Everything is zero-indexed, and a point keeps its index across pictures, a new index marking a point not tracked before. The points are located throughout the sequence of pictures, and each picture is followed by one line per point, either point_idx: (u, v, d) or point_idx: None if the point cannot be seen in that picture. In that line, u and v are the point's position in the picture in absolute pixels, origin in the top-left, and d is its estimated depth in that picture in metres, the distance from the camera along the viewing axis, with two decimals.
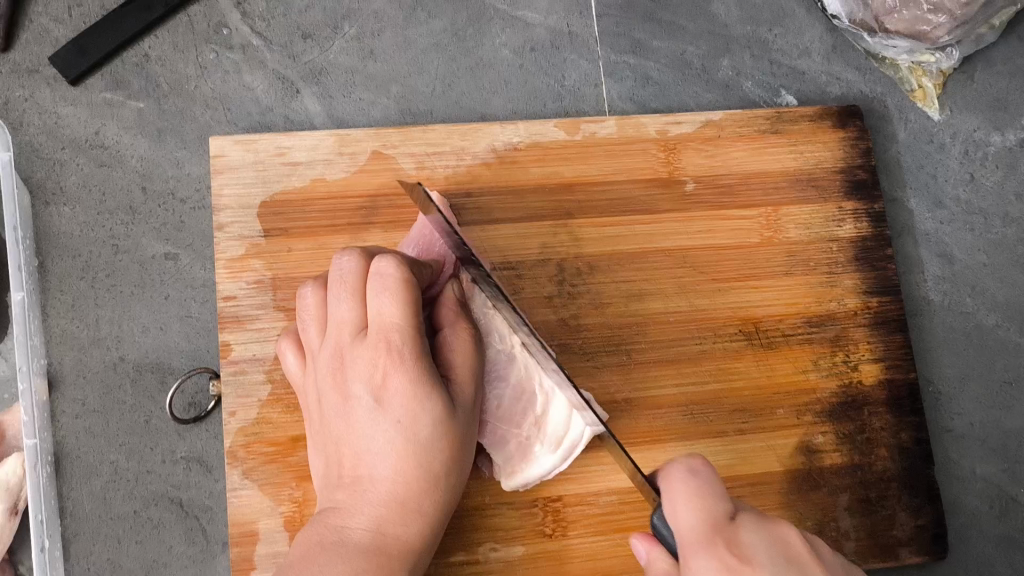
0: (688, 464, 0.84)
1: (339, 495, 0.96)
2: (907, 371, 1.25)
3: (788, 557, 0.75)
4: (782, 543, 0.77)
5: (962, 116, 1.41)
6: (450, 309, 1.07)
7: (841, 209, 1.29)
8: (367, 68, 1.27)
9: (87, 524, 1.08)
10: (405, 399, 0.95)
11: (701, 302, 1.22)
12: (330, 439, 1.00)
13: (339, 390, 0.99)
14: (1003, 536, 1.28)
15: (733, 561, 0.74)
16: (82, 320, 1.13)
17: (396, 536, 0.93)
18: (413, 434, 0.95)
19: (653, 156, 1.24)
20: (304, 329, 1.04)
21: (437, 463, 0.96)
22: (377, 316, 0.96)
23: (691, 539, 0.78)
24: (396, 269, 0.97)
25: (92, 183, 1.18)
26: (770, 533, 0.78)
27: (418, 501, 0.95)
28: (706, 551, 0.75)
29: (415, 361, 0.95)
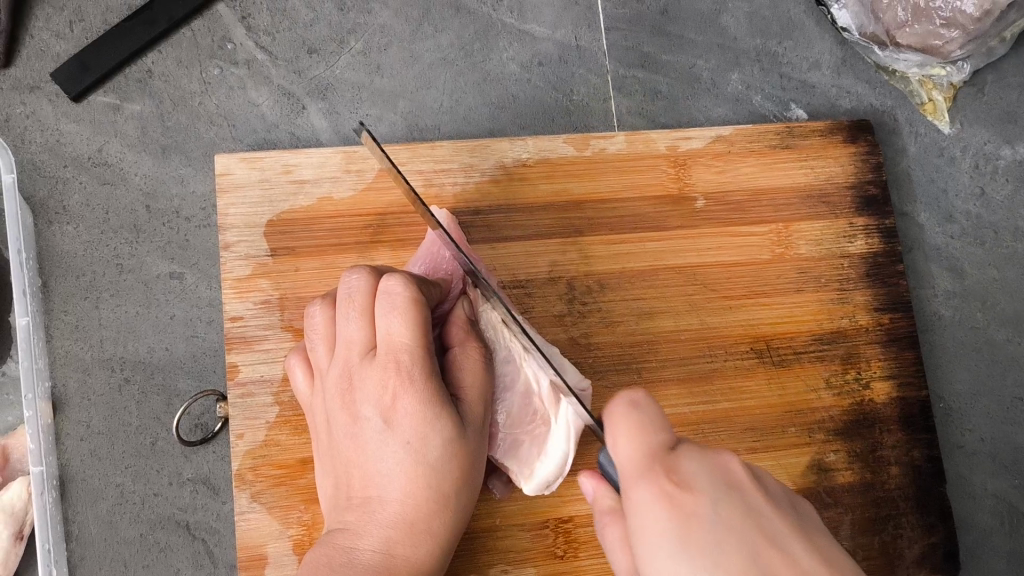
0: (630, 395, 0.74)
1: (348, 516, 0.95)
2: (919, 388, 1.24)
3: (731, 484, 0.68)
4: (726, 469, 0.70)
5: (972, 130, 1.40)
6: (459, 329, 1.06)
7: (852, 225, 1.28)
8: (374, 83, 1.26)
9: (92, 549, 1.07)
10: (415, 420, 0.94)
11: (712, 320, 1.21)
12: (338, 460, 0.98)
13: (347, 411, 0.97)
14: (1015, 553, 1.27)
15: (671, 490, 0.67)
16: (86, 341, 1.12)
17: (406, 557, 0.92)
18: (423, 456, 0.94)
19: (663, 172, 1.23)
20: (312, 348, 1.03)
21: (447, 484, 0.95)
22: (387, 336, 0.95)
23: (631, 473, 0.70)
24: (405, 287, 0.95)
25: (96, 202, 1.16)
26: (716, 461, 0.70)
27: (428, 522, 0.94)
28: (645, 482, 0.68)
29: (424, 382, 0.94)
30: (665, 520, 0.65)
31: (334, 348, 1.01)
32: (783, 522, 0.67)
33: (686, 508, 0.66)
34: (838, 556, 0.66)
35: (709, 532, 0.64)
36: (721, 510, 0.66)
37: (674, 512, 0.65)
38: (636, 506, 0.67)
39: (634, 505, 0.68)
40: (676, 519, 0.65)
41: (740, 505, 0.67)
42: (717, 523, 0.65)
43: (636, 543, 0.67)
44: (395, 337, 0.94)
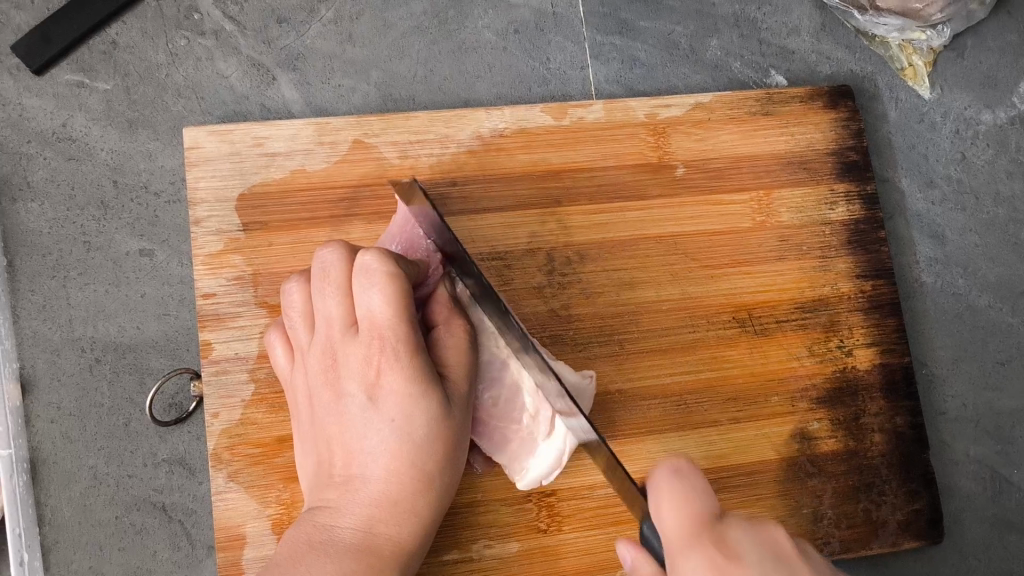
0: (673, 464, 0.81)
1: (329, 495, 0.93)
2: (901, 354, 1.24)
3: (783, 563, 0.72)
4: (773, 541, 0.75)
5: (953, 94, 1.39)
6: (444, 305, 1.03)
7: (833, 191, 1.27)
8: (346, 53, 1.23)
9: (66, 532, 1.04)
10: (401, 397, 0.92)
11: (694, 289, 1.20)
12: (320, 439, 0.97)
13: (330, 388, 0.96)
14: (997, 518, 1.27)
15: (725, 565, 0.71)
16: (55, 321, 1.09)
17: (389, 536, 0.91)
18: (408, 434, 0.92)
19: (642, 141, 1.21)
20: (291, 325, 1.00)
21: (432, 462, 0.93)
22: (368, 313, 0.93)
23: (677, 540, 0.76)
24: (383, 262, 0.92)
25: (61, 178, 1.13)
26: (761, 534, 0.75)
27: (412, 500, 0.93)
28: (694, 552, 0.73)
29: (410, 358, 0.92)
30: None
31: (314, 325, 0.99)
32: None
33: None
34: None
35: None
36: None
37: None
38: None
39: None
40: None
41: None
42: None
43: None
44: (377, 314, 0.92)
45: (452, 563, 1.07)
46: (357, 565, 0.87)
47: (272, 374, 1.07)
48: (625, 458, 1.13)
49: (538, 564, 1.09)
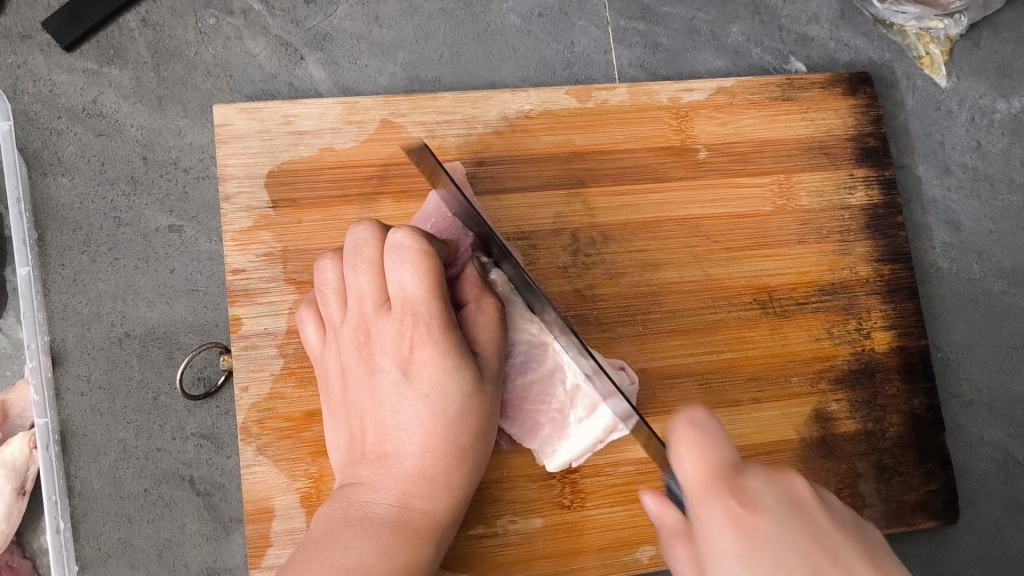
0: (690, 418, 0.72)
1: (363, 470, 0.94)
2: (919, 338, 1.26)
3: (805, 516, 0.67)
4: (792, 490, 0.69)
5: (968, 83, 1.41)
6: (473, 283, 1.04)
7: (852, 176, 1.28)
8: (373, 34, 1.23)
9: (96, 504, 1.05)
10: (434, 371, 0.93)
11: (716, 271, 1.21)
12: (354, 415, 0.98)
13: (363, 364, 0.97)
14: (1010, 500, 1.29)
15: (738, 511, 0.66)
16: (84, 295, 1.10)
17: (423, 510, 0.92)
18: (442, 408, 0.93)
19: (666, 124, 1.23)
20: (323, 303, 1.01)
21: (465, 436, 0.94)
22: (400, 289, 0.94)
23: (698, 493, 0.68)
24: (413, 239, 0.94)
25: (91, 153, 1.13)
26: (780, 488, 0.69)
27: (445, 475, 0.94)
28: (715, 504, 0.67)
29: (442, 333, 0.93)
30: (731, 544, 0.64)
31: (347, 302, 1.00)
32: (846, 541, 0.66)
33: (753, 527, 0.65)
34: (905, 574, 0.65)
35: (774, 547, 0.64)
36: (784, 559, 0.63)
37: (740, 531, 0.65)
38: (708, 527, 0.66)
39: (702, 528, 0.67)
40: (741, 534, 0.65)
41: (806, 529, 0.66)
42: (781, 543, 0.64)
43: (704, 557, 0.67)
44: (409, 289, 0.93)
45: (477, 538, 1.08)
46: (393, 540, 0.88)
47: (301, 349, 1.07)
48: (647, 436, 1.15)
49: (562, 539, 1.10)
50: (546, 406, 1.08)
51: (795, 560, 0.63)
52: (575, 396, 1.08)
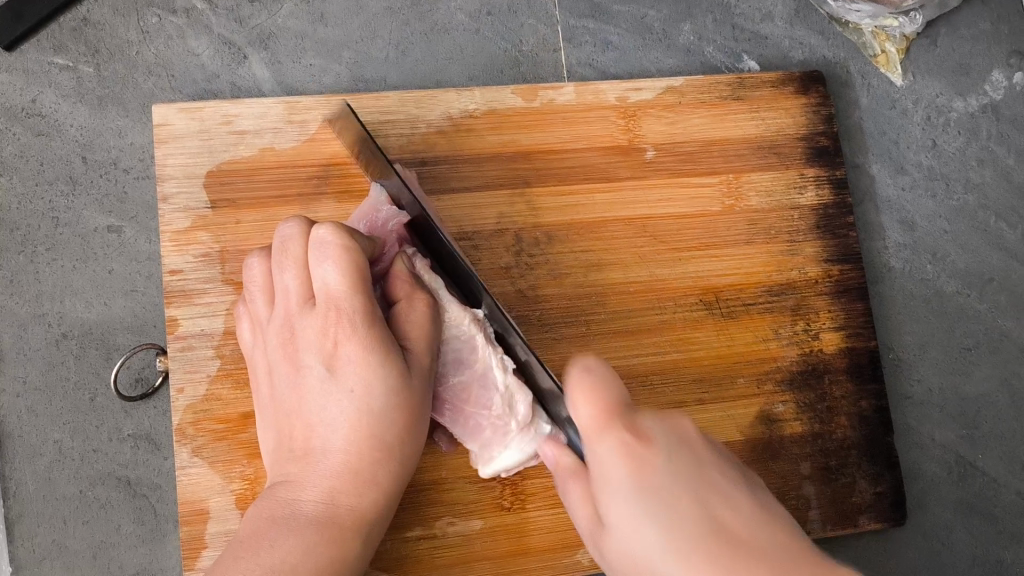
0: (584, 362, 0.80)
1: (291, 468, 0.93)
2: (868, 339, 1.25)
3: (691, 446, 0.76)
4: (678, 428, 0.78)
5: (925, 81, 1.40)
6: (403, 279, 1.03)
7: (802, 176, 1.28)
8: (318, 33, 1.23)
9: (31, 505, 1.05)
10: (358, 366, 0.93)
11: (661, 271, 1.20)
12: (281, 414, 0.97)
13: (289, 362, 0.96)
14: (961, 502, 1.28)
15: (632, 443, 0.75)
16: (21, 296, 1.09)
17: (349, 507, 0.91)
18: (367, 403, 0.92)
19: (612, 123, 1.22)
20: (251, 300, 1.01)
21: (391, 432, 0.94)
22: (324, 285, 0.94)
23: (591, 431, 0.77)
24: (336, 234, 0.95)
25: (30, 153, 1.12)
26: (669, 424, 0.78)
27: (372, 471, 0.93)
28: (611, 431, 0.76)
29: (366, 327, 0.93)
30: (622, 473, 0.73)
31: (273, 299, 1.00)
32: (721, 471, 0.75)
33: (644, 459, 0.74)
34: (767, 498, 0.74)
35: (660, 476, 0.73)
36: (661, 486, 0.72)
37: (631, 460, 0.74)
38: (601, 455, 0.75)
39: (599, 458, 0.76)
40: (633, 465, 0.74)
41: (689, 457, 0.75)
42: (667, 473, 0.73)
43: (598, 486, 0.76)
44: (332, 285, 0.94)
45: (415, 540, 1.08)
46: (320, 538, 0.88)
47: (238, 351, 1.07)
48: None
49: (501, 541, 1.09)
50: (483, 405, 1.06)
51: (683, 490, 0.72)
52: (511, 401, 1.05)
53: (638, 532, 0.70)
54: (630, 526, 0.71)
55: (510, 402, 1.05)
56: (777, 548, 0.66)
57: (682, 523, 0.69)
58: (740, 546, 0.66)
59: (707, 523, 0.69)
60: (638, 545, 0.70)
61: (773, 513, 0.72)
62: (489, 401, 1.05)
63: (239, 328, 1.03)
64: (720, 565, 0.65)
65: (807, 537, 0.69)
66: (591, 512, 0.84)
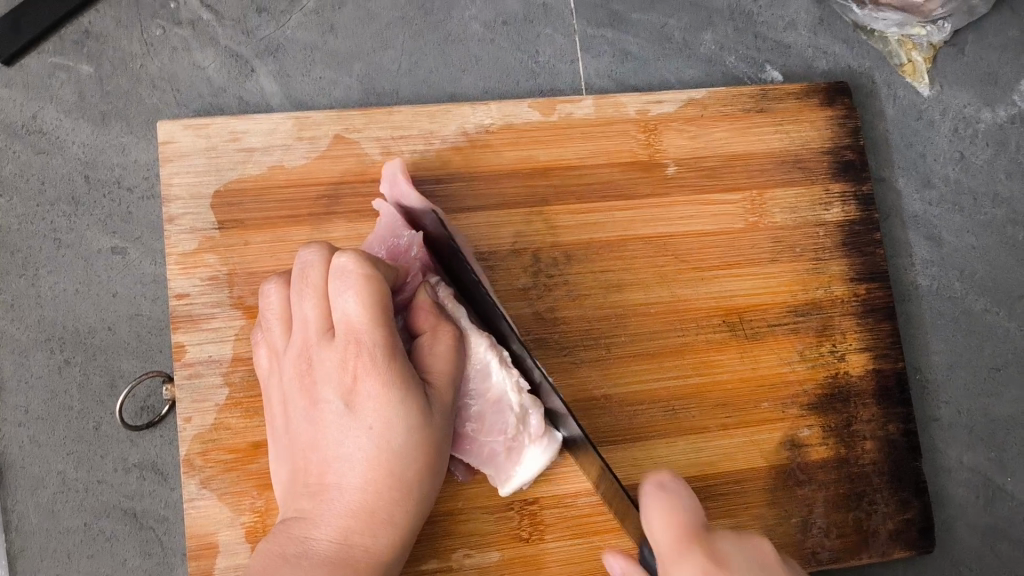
0: (659, 480, 0.87)
1: (304, 504, 0.90)
2: (896, 360, 1.21)
3: (769, 570, 0.78)
4: (758, 550, 0.80)
5: (952, 91, 1.36)
6: (426, 310, 0.99)
7: (828, 191, 1.24)
8: (328, 44, 1.19)
9: (34, 539, 1.01)
10: (378, 404, 0.89)
11: (683, 292, 1.16)
12: (295, 447, 0.94)
13: (306, 395, 0.93)
14: (989, 527, 1.24)
15: (713, 565, 0.77)
16: (22, 321, 1.05)
17: (364, 547, 0.88)
18: (387, 441, 0.89)
19: (633, 138, 1.18)
20: (267, 328, 0.98)
21: (410, 470, 0.90)
22: (345, 316, 0.89)
23: (668, 556, 0.81)
24: (358, 264, 0.90)
25: (31, 172, 1.08)
26: (747, 545, 0.80)
27: (389, 511, 0.89)
28: (689, 558, 0.78)
29: (388, 363, 0.89)
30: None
31: (291, 327, 0.96)
32: None
33: None
34: None
35: None
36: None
37: None
38: None
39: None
40: None
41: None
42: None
43: None
44: (353, 317, 0.89)
45: (430, 573, 1.04)
46: None
47: (247, 378, 1.03)
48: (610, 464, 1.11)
49: (519, 573, 1.06)
50: (498, 429, 1.02)
51: None
52: (524, 417, 1.02)
53: None
54: None
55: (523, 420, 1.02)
56: None
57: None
58: None
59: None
60: None
61: None
62: (504, 425, 1.01)
63: (253, 357, 1.00)
64: None
65: None
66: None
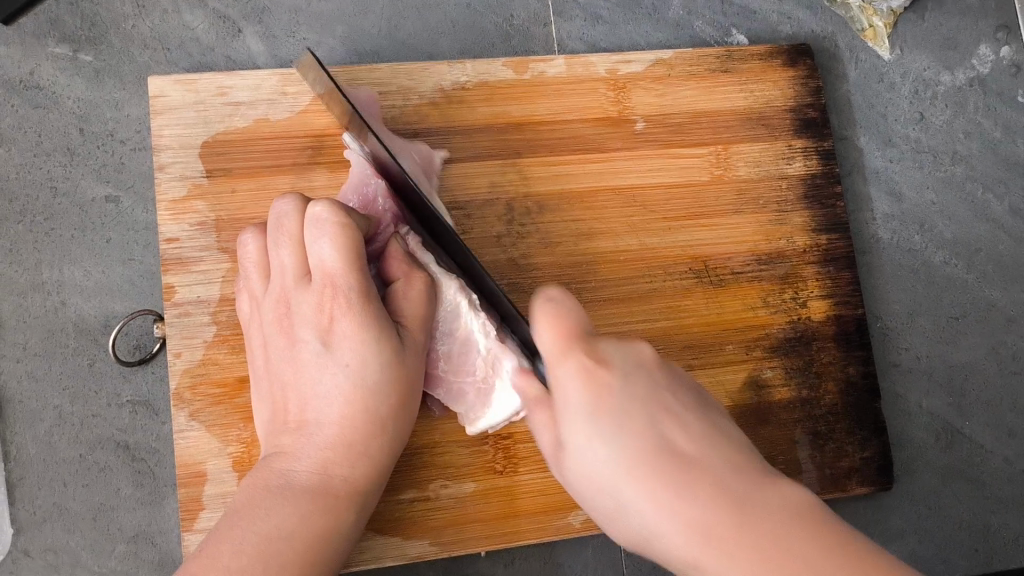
0: (547, 294, 0.88)
1: (284, 440, 0.95)
2: (856, 307, 1.27)
3: (647, 369, 0.84)
4: (638, 355, 0.86)
5: (912, 55, 1.41)
6: (399, 258, 1.04)
7: (790, 147, 1.29)
8: (312, 7, 1.25)
9: (32, 469, 1.07)
10: (354, 343, 0.95)
11: (652, 241, 1.22)
12: (276, 385, 0.98)
13: (285, 335, 0.98)
14: (948, 468, 1.30)
15: (591, 366, 0.82)
16: (21, 265, 1.11)
17: (342, 478, 0.93)
18: (361, 379, 0.94)
19: (603, 95, 1.24)
20: (245, 277, 1.03)
21: (385, 405, 0.95)
22: (320, 262, 0.96)
23: (553, 355, 0.84)
24: (332, 213, 0.95)
25: (28, 125, 1.14)
26: (629, 350, 0.86)
27: (366, 444, 0.95)
28: (570, 357, 0.83)
29: (362, 305, 0.95)
30: (579, 393, 0.80)
31: (268, 275, 1.01)
32: (682, 399, 0.82)
33: (601, 380, 0.81)
34: (725, 425, 0.81)
35: (616, 403, 0.80)
36: (630, 413, 0.79)
37: (591, 383, 0.81)
38: (560, 380, 0.82)
39: (558, 382, 0.83)
40: (590, 389, 0.81)
41: (649, 386, 0.82)
42: (625, 393, 0.81)
43: (558, 408, 0.82)
44: (328, 262, 0.95)
45: (409, 502, 1.09)
46: (314, 506, 0.89)
47: (235, 317, 1.09)
48: None
49: (493, 504, 1.11)
50: (468, 370, 1.07)
51: (642, 428, 0.78)
52: (493, 362, 1.06)
53: (592, 451, 0.78)
54: (591, 452, 0.78)
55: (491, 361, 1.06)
56: (723, 469, 0.72)
57: (637, 443, 0.76)
58: (686, 465, 0.73)
59: (654, 438, 0.77)
60: (591, 466, 0.78)
61: (728, 439, 0.77)
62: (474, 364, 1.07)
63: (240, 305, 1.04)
64: (669, 489, 0.72)
65: (760, 461, 0.75)
66: (551, 427, 0.87)
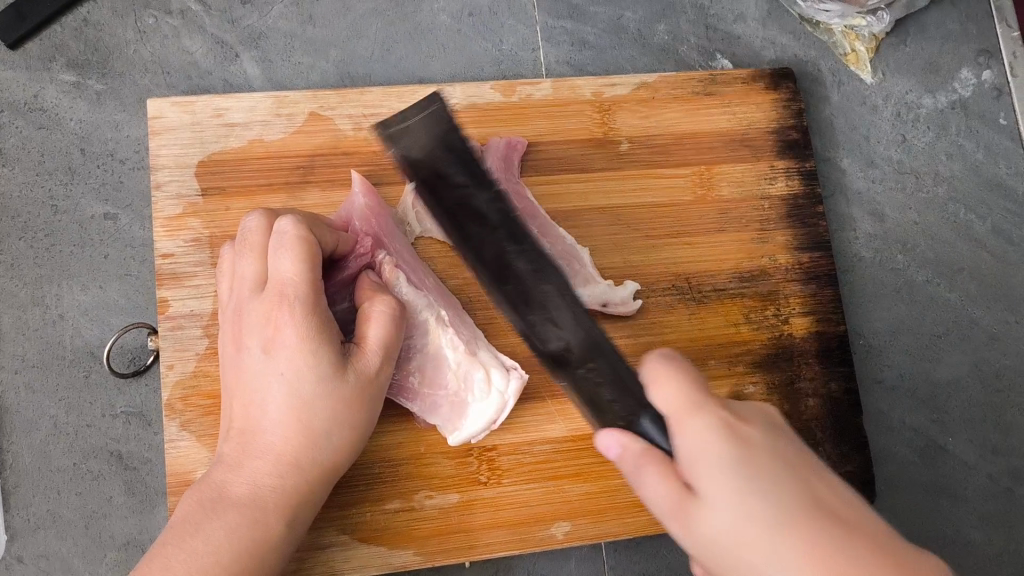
0: (666, 351, 0.83)
1: (225, 451, 0.95)
2: (836, 324, 1.29)
3: (780, 427, 0.80)
4: (774, 419, 0.80)
5: (894, 79, 1.45)
6: (368, 286, 1.07)
7: (772, 167, 1.33)
8: (307, 33, 1.29)
9: (26, 477, 1.10)
10: (292, 353, 0.93)
11: (636, 258, 1.25)
12: (228, 394, 0.99)
13: (235, 343, 0.99)
14: (931, 484, 1.31)
15: (727, 421, 0.76)
16: (21, 279, 1.15)
17: (272, 489, 0.92)
18: (297, 390, 0.93)
19: (588, 117, 1.27)
20: (219, 289, 1.06)
21: (322, 418, 0.95)
22: (275, 273, 0.96)
23: (679, 407, 0.78)
24: (294, 227, 0.97)
25: (31, 145, 1.19)
26: (761, 408, 0.81)
27: (300, 455, 0.94)
28: (702, 412, 0.76)
29: (306, 316, 0.94)
30: (724, 448, 0.74)
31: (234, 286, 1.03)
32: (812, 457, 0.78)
33: (742, 433, 0.75)
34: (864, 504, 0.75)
35: (767, 459, 0.73)
36: (775, 461, 0.73)
37: (732, 436, 0.75)
38: (691, 432, 0.76)
39: (688, 433, 0.76)
40: (729, 439, 0.74)
41: (787, 438, 0.79)
42: (772, 456, 0.74)
43: (688, 463, 0.75)
44: (280, 272, 0.95)
45: (394, 512, 1.11)
46: (242, 519, 0.89)
47: None
48: (565, 416, 1.18)
49: (477, 515, 1.13)
50: (440, 382, 1.11)
51: (802, 496, 0.70)
52: (465, 375, 1.11)
53: (742, 509, 0.69)
54: (730, 499, 0.70)
55: (463, 373, 1.11)
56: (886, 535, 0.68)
57: (797, 501, 0.69)
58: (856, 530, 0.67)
59: (815, 501, 0.70)
60: (721, 526, 0.70)
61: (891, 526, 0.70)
62: (446, 377, 1.11)
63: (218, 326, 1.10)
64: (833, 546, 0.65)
65: None
66: (677, 489, 0.76)
